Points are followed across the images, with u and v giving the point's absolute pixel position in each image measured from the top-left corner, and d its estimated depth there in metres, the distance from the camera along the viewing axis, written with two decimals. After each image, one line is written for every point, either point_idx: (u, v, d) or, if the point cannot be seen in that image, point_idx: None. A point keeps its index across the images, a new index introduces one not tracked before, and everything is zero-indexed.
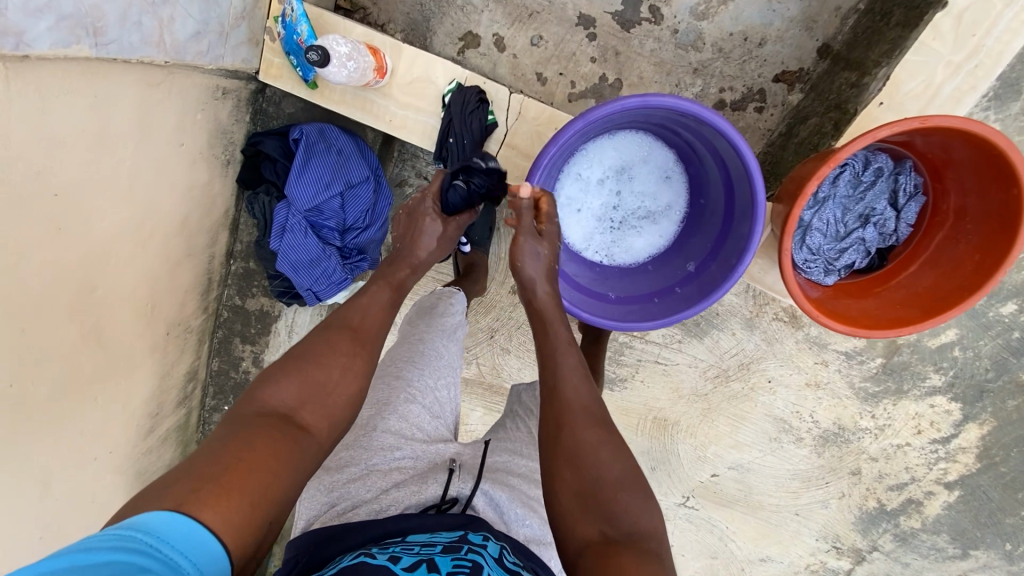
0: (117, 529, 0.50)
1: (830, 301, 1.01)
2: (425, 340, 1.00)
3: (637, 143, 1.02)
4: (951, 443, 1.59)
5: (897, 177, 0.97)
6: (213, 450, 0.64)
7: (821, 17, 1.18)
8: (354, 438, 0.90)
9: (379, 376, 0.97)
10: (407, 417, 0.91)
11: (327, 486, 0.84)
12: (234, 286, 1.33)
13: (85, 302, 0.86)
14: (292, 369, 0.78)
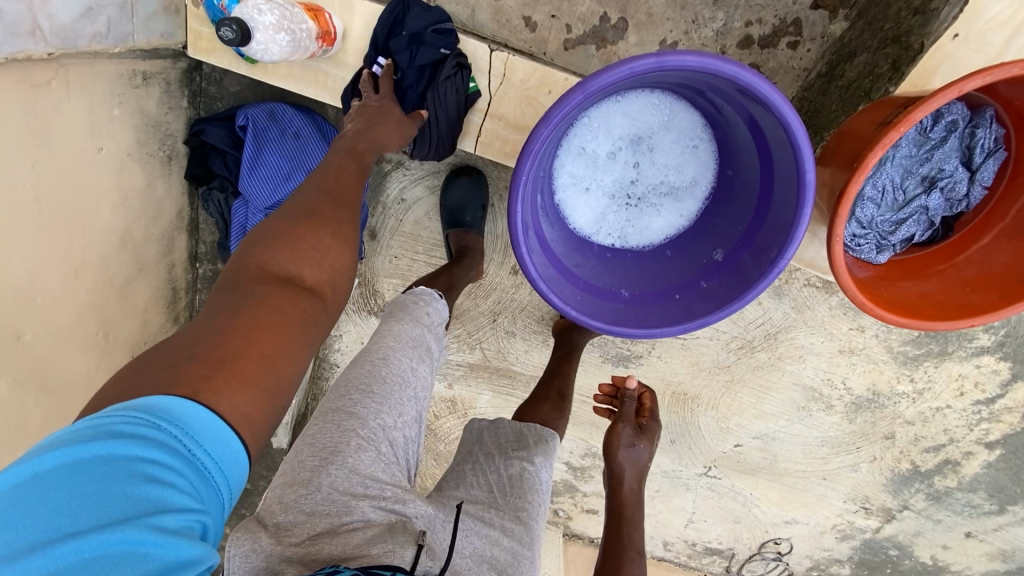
0: (133, 415, 0.46)
1: (883, 286, 0.85)
2: (387, 363, 0.82)
3: (654, 105, 0.83)
4: (996, 403, 1.47)
5: (974, 130, 0.78)
6: (215, 325, 0.59)
7: None
8: (295, 494, 0.72)
9: (326, 411, 0.79)
10: (360, 469, 0.73)
11: (266, 550, 0.67)
12: (206, 291, 1.17)
13: (10, 351, 0.74)
14: (279, 236, 0.70)
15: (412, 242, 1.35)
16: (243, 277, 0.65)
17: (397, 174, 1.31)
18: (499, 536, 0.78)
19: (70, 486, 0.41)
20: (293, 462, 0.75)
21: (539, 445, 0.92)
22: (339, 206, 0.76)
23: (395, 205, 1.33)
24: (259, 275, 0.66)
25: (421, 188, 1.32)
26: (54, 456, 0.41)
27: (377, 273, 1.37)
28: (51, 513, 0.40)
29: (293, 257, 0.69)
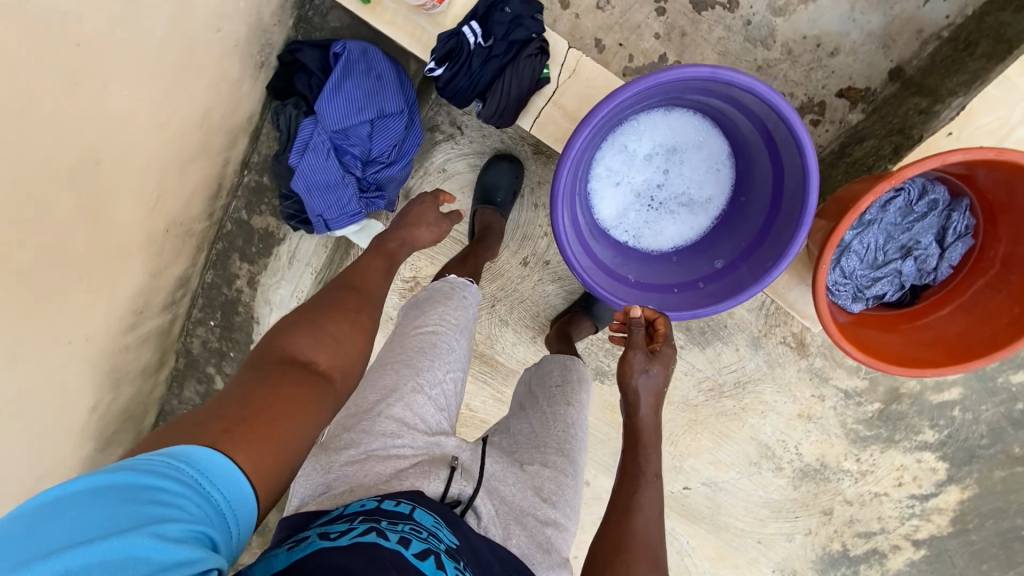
0: (166, 460, 0.52)
1: (861, 329, 0.96)
2: (435, 333, 0.95)
3: (693, 127, 0.97)
4: (929, 501, 1.56)
5: (950, 214, 0.92)
6: (240, 393, 0.65)
7: (901, 37, 1.13)
8: (355, 421, 0.84)
9: (386, 362, 0.92)
10: (413, 407, 0.86)
11: (323, 466, 0.79)
12: (243, 199, 1.29)
13: (89, 172, 0.84)
14: (306, 327, 0.80)
15: None
16: (269, 359, 0.74)
17: (446, 145, 1.39)
18: (539, 469, 0.90)
19: (73, 507, 0.46)
20: (354, 402, 0.88)
21: (577, 384, 1.02)
22: (356, 306, 0.89)
23: (436, 173, 1.41)
24: (282, 359, 0.75)
25: (464, 163, 1.41)
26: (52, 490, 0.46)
27: None
28: (67, 529, 0.45)
29: (317, 344, 0.79)
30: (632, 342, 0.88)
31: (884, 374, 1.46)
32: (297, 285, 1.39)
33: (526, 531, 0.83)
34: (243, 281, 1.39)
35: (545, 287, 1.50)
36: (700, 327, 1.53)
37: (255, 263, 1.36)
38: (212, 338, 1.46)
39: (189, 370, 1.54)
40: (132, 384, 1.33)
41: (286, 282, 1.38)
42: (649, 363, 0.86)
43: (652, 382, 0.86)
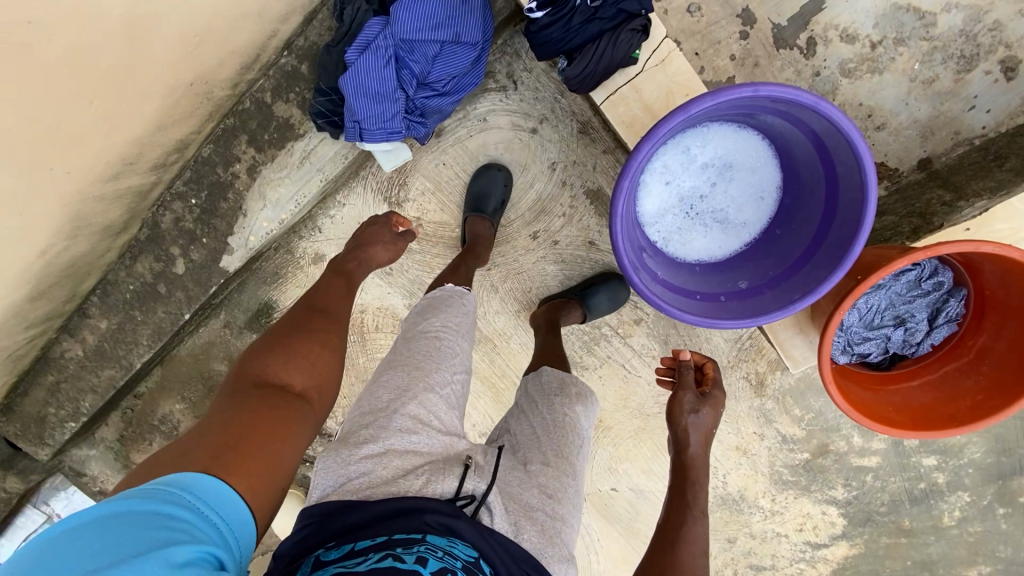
0: (160, 485, 0.60)
1: (856, 387, 1.03)
2: (441, 337, 1.01)
3: (755, 150, 0.98)
4: (819, 550, 1.71)
5: (948, 299, 1.00)
6: (220, 420, 0.75)
7: (940, 131, 1.20)
8: (370, 419, 0.88)
9: (395, 362, 0.97)
10: (426, 404, 0.91)
11: (341, 460, 0.84)
12: (273, 80, 1.19)
13: None
14: (274, 350, 0.90)
15: (465, 158, 1.42)
16: (246, 386, 0.83)
17: (495, 96, 1.35)
18: (542, 468, 0.93)
19: (87, 535, 0.53)
20: (366, 400, 0.92)
21: (574, 396, 1.04)
22: (321, 330, 0.97)
23: (475, 120, 1.38)
24: (258, 384, 0.84)
25: (506, 120, 1.37)
26: (72, 519, 0.54)
27: (418, 168, 1.45)
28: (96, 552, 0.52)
29: (288, 370, 0.88)
30: (682, 382, 1.10)
31: (822, 430, 1.57)
32: (300, 188, 1.29)
33: (535, 525, 0.85)
34: (242, 166, 1.28)
35: (545, 266, 1.49)
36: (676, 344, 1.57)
37: (263, 151, 1.26)
38: (188, 216, 1.35)
39: (150, 244, 1.41)
40: (89, 239, 1.20)
41: (292, 182, 1.28)
42: (698, 405, 1.06)
43: (697, 426, 1.05)
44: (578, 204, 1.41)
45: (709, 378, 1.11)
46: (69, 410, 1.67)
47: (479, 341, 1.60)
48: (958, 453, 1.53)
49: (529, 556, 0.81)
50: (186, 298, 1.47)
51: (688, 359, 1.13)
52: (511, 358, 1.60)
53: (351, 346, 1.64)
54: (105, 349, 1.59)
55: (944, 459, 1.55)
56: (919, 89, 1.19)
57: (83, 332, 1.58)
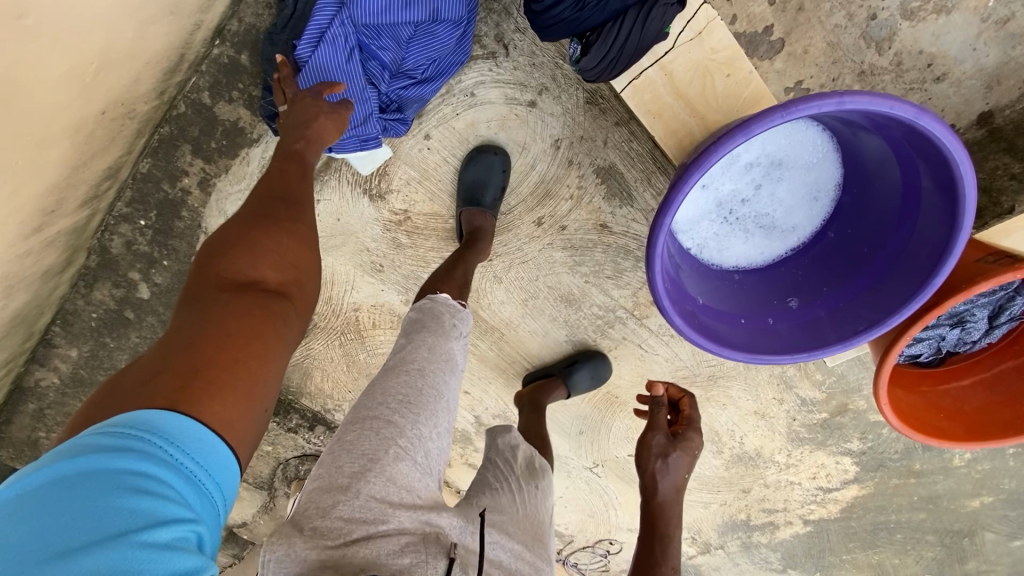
0: (112, 433, 0.46)
1: (897, 390, 0.95)
2: (424, 375, 0.86)
3: (809, 143, 0.83)
4: (830, 493, 1.77)
5: (1013, 296, 0.90)
6: (183, 336, 0.58)
7: (1008, 81, 1.01)
8: (331, 501, 0.74)
9: (362, 418, 0.81)
10: (397, 478, 0.76)
11: (299, 555, 0.69)
12: (209, 77, 0.96)
13: None
14: (238, 238, 0.68)
15: (453, 140, 1.23)
16: (209, 286, 0.64)
17: (483, 65, 1.15)
18: (521, 551, 0.83)
19: (49, 502, 0.41)
20: (328, 471, 0.77)
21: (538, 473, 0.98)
22: (289, 208, 0.75)
23: (461, 96, 1.18)
24: (224, 283, 0.64)
25: (497, 93, 1.18)
26: (33, 480, 0.42)
27: (400, 155, 1.25)
28: (49, 526, 0.40)
29: (256, 258, 0.67)
30: (653, 421, 1.02)
31: (842, 392, 1.54)
32: None
33: None
34: (192, 180, 1.08)
35: (552, 253, 1.34)
36: None
37: (213, 162, 1.05)
38: (140, 238, 1.17)
39: (103, 270, 1.23)
40: (29, 288, 1.03)
41: None
42: (669, 449, 0.98)
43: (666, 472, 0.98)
44: (587, 184, 1.23)
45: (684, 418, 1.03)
46: (59, 435, 1.57)
47: (486, 332, 1.50)
48: None
49: None
50: (159, 322, 1.32)
51: (660, 393, 1.03)
52: (521, 345, 1.51)
53: (347, 346, 1.53)
54: (83, 376, 1.47)
55: None
56: (993, 30, 0.99)
57: (55, 361, 1.45)
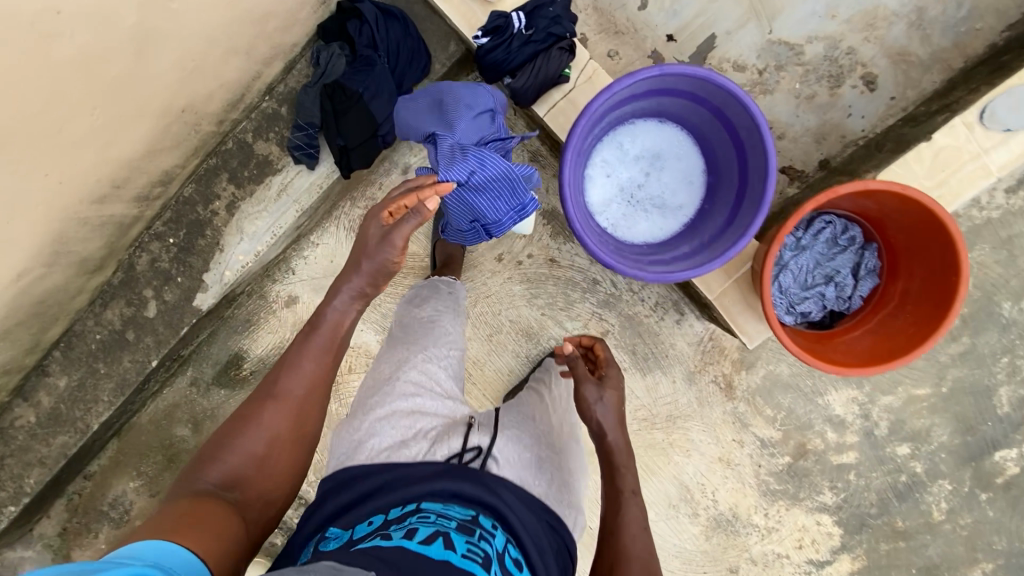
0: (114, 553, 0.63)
1: (799, 339, 1.12)
2: (439, 319, 1.17)
3: (675, 140, 1.17)
4: (824, 569, 1.63)
5: (863, 253, 1.15)
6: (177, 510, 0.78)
7: (829, 136, 1.44)
8: (377, 389, 1.03)
9: (399, 344, 1.12)
10: (426, 373, 1.05)
11: (355, 427, 0.99)
12: (255, 122, 1.32)
13: None
14: (228, 438, 0.90)
15: None
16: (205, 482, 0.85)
17: None
18: (547, 432, 1.08)
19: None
20: (374, 376, 1.07)
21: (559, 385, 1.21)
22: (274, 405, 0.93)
23: None
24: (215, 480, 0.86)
25: None
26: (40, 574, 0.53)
27: None
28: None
29: (231, 463, 0.88)
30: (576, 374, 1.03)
31: (796, 429, 1.58)
32: (277, 220, 1.38)
33: (545, 477, 1.00)
34: (221, 204, 1.37)
35: (511, 286, 1.58)
36: (644, 353, 1.58)
37: (242, 188, 1.36)
38: (164, 256, 1.40)
39: (122, 288, 1.43)
40: (64, 273, 1.23)
41: (269, 214, 1.37)
42: (600, 393, 0.99)
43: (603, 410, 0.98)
44: (536, 224, 1.55)
45: (601, 359, 1.07)
46: (10, 491, 1.52)
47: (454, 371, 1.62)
48: (927, 438, 1.56)
49: (541, 502, 0.95)
50: (155, 343, 1.46)
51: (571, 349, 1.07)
52: (486, 384, 1.61)
53: None
54: (61, 412, 1.51)
55: (917, 446, 1.56)
56: (804, 104, 1.44)
57: (39, 395, 1.51)
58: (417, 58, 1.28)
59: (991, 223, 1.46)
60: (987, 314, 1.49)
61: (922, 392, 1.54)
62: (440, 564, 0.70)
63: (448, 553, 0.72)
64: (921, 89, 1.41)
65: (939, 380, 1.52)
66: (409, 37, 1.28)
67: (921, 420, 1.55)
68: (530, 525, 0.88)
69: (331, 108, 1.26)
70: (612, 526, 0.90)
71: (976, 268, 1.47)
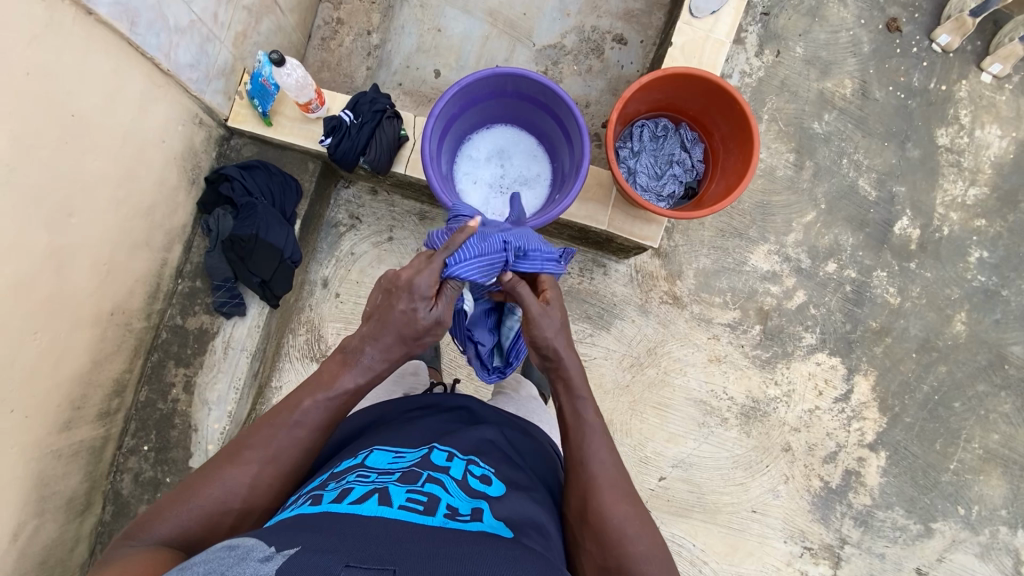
0: None
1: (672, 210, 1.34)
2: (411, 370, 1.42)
3: (508, 133, 1.44)
4: (852, 399, 1.74)
5: (680, 132, 1.43)
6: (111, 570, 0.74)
7: (619, 86, 1.79)
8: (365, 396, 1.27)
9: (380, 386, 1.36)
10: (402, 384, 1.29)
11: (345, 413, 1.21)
12: (178, 305, 1.43)
13: (61, 222, 1.06)
14: (187, 495, 0.86)
15: (355, 288, 1.65)
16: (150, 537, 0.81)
17: (350, 234, 1.65)
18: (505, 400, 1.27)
19: None
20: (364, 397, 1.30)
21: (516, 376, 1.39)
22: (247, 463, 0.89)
23: (345, 258, 1.65)
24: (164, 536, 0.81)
25: (368, 244, 1.66)
26: None
27: (324, 317, 1.63)
28: None
29: (194, 519, 0.84)
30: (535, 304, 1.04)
31: (747, 300, 1.75)
32: (233, 374, 1.46)
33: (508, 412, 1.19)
34: (178, 388, 1.43)
35: None
36: (598, 312, 1.73)
37: (191, 365, 1.43)
38: (145, 465, 1.41)
39: (118, 520, 1.40)
40: (50, 519, 1.24)
41: (223, 373, 1.44)
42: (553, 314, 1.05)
43: (551, 326, 1.03)
44: None
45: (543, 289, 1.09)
46: None
47: None
48: (841, 247, 1.78)
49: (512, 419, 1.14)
50: None
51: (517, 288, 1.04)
52: None
53: None
54: None
55: (839, 258, 1.78)
56: (588, 75, 1.79)
57: None
58: (289, 188, 1.48)
59: (763, 80, 1.82)
60: (807, 136, 1.81)
61: (811, 218, 1.78)
62: (371, 518, 0.71)
63: (384, 507, 0.73)
64: (655, 24, 1.80)
65: (815, 201, 1.78)
66: (275, 175, 1.47)
67: (826, 237, 1.78)
68: (491, 458, 0.94)
69: (237, 257, 1.41)
70: (578, 456, 0.97)
71: (777, 113, 1.80)
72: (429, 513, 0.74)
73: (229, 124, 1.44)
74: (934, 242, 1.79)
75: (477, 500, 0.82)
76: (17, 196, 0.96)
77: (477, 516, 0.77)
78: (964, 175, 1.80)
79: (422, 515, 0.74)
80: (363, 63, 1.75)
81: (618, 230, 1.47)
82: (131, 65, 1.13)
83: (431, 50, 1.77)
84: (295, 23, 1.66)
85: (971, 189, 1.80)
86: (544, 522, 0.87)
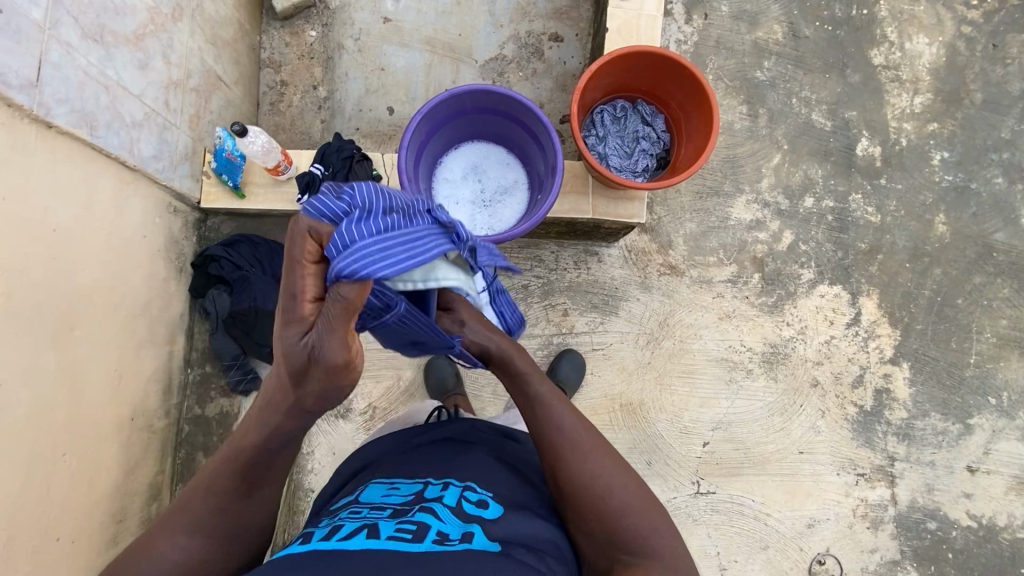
0: None
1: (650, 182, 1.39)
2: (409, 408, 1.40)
3: (477, 149, 1.47)
4: (863, 321, 1.78)
5: (639, 108, 1.48)
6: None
7: (567, 81, 1.84)
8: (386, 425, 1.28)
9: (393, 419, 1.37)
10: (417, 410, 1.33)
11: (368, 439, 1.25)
12: (193, 395, 1.42)
13: (65, 337, 1.05)
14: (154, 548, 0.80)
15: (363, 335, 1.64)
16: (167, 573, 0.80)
17: None
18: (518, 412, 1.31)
19: None
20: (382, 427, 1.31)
21: None
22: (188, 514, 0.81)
23: None
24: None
25: None
26: None
27: None
28: None
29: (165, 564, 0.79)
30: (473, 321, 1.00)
31: (740, 252, 1.79)
32: None
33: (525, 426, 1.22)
34: None
35: None
36: (602, 300, 1.75)
37: None
38: None
39: None
40: None
41: None
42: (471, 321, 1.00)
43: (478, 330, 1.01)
44: None
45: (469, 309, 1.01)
46: None
47: None
48: (812, 180, 1.84)
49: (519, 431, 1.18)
50: None
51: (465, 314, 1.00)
52: None
53: None
54: None
55: (815, 192, 1.83)
56: (534, 78, 1.83)
57: None
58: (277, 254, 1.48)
59: (699, 43, 1.89)
60: (753, 86, 1.87)
61: (777, 160, 1.84)
62: (359, 552, 0.70)
63: (371, 540, 0.73)
64: (584, 15, 1.86)
65: (777, 143, 1.84)
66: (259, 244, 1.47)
67: (797, 174, 1.84)
68: (496, 483, 0.92)
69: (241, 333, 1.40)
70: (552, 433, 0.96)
71: (720, 71, 1.87)
72: (417, 544, 0.72)
73: (203, 206, 1.44)
74: (897, 154, 1.86)
75: (472, 525, 0.80)
76: (20, 319, 0.96)
77: (468, 540, 0.76)
78: (906, 86, 1.89)
79: (411, 543, 0.73)
80: (317, 118, 1.77)
81: (603, 214, 1.50)
82: (99, 169, 1.14)
83: (379, 90, 1.80)
84: (241, 94, 1.67)
85: (915, 97, 1.88)
86: (546, 536, 0.86)
